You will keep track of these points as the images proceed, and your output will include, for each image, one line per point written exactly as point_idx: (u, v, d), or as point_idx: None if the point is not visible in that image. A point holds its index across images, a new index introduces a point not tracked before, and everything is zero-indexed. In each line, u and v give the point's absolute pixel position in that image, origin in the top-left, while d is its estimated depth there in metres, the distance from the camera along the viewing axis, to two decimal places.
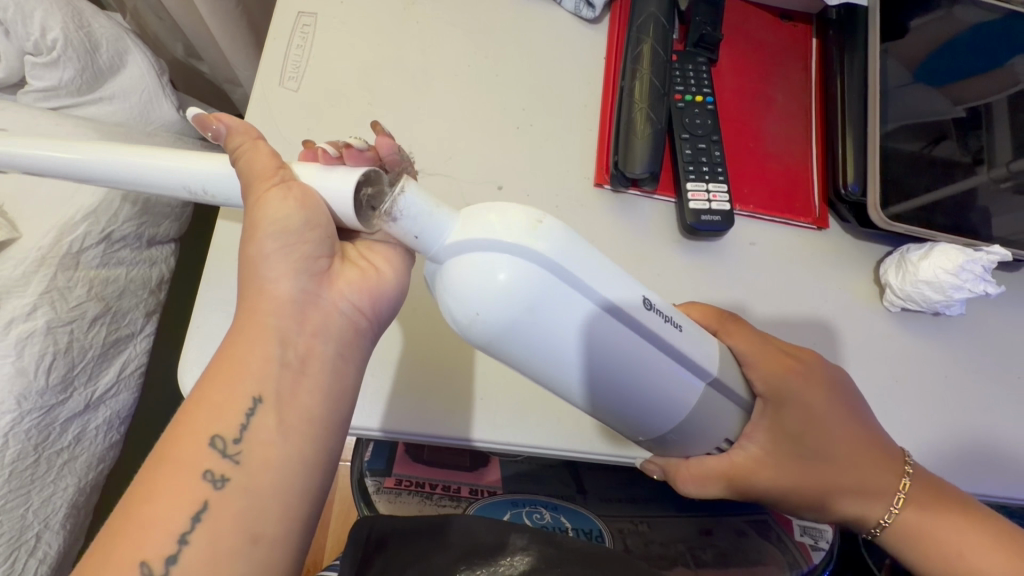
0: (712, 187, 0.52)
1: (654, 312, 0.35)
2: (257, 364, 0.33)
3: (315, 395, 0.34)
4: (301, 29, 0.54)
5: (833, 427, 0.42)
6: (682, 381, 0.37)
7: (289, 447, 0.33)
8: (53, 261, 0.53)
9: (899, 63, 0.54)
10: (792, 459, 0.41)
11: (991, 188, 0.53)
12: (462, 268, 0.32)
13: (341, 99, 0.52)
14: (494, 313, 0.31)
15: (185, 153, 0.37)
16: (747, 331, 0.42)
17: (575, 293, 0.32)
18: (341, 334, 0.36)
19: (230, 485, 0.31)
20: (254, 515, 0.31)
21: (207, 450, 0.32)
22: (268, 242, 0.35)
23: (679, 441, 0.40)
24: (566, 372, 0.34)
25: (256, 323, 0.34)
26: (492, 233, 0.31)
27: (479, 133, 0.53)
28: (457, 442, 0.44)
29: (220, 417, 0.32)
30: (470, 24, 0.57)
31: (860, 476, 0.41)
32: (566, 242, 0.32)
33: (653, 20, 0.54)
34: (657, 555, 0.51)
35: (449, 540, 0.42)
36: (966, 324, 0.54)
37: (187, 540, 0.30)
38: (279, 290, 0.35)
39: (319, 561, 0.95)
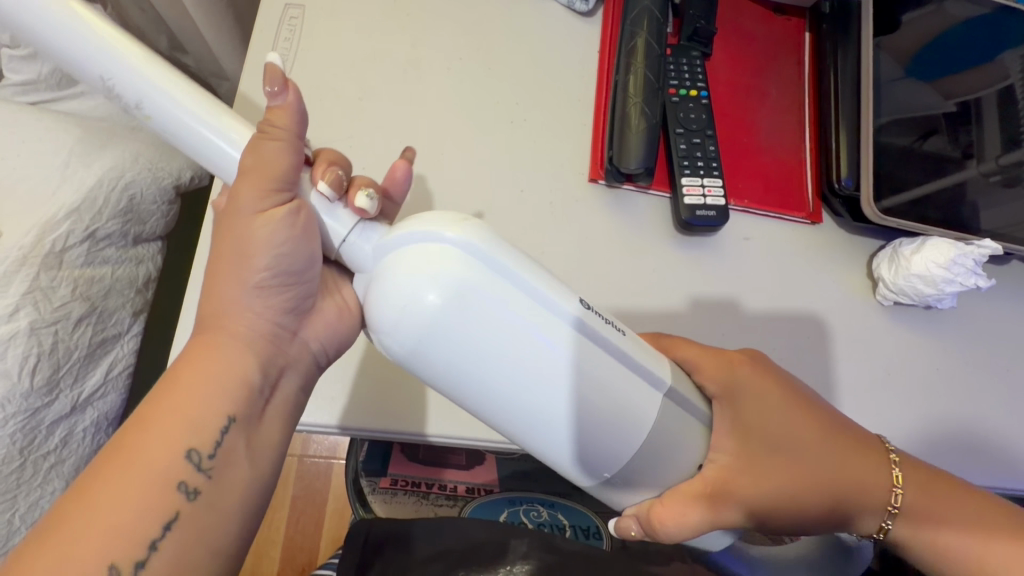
0: (707, 182, 0.51)
1: (594, 312, 0.35)
2: (236, 383, 0.34)
3: (280, 423, 0.36)
4: (288, 22, 0.53)
5: (797, 424, 0.38)
6: (676, 417, 0.37)
7: (254, 467, 0.34)
8: (35, 260, 0.52)
9: (891, 57, 0.54)
10: (763, 464, 0.37)
11: (980, 182, 0.54)
12: (391, 278, 0.33)
13: (330, 94, 0.51)
14: (418, 302, 0.31)
15: (147, 58, 0.32)
16: (684, 341, 0.42)
17: (501, 291, 0.32)
18: (304, 373, 0.38)
19: (202, 498, 0.32)
20: (219, 526, 0.33)
21: (183, 461, 0.32)
22: (265, 271, 0.35)
23: (648, 474, 0.38)
24: (493, 360, 0.32)
25: (232, 343, 0.34)
26: (416, 228, 0.33)
27: (473, 130, 0.52)
28: (410, 436, 0.44)
29: (195, 428, 0.32)
30: (461, 17, 0.56)
31: (842, 468, 0.38)
32: (484, 229, 0.33)
33: (647, 13, 0.53)
34: (653, 552, 0.51)
35: (450, 547, 0.42)
36: (957, 316, 0.55)
37: (156, 546, 0.30)
38: (261, 324, 0.35)
39: (313, 560, 0.95)
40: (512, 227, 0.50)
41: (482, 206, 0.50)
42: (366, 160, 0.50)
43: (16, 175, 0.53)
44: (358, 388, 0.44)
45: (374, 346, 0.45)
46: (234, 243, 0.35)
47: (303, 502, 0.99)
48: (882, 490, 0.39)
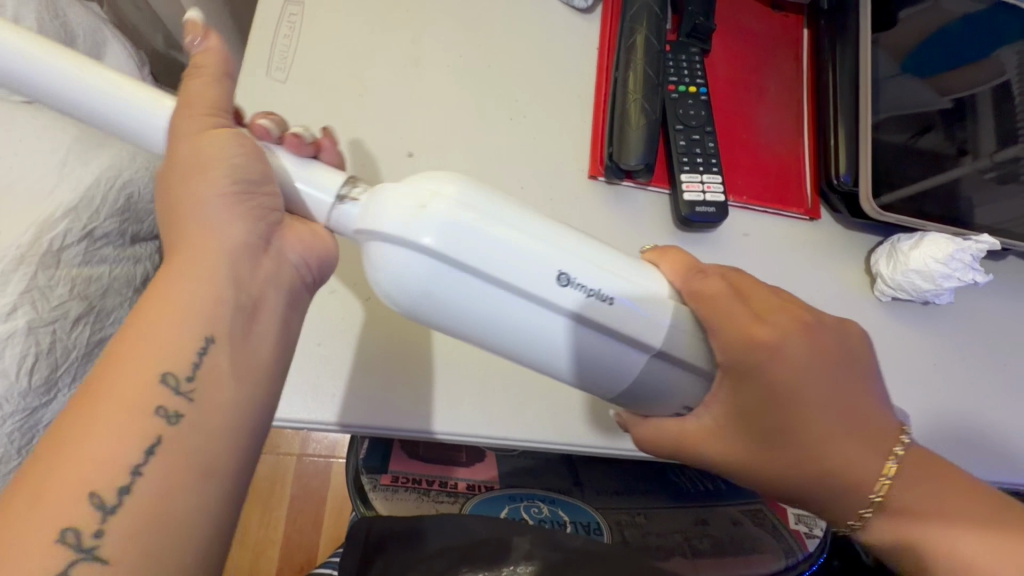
0: (707, 178, 0.51)
1: (577, 286, 0.33)
2: (209, 303, 0.33)
3: (270, 344, 0.36)
4: (287, 19, 0.53)
5: (804, 408, 0.34)
6: (662, 370, 0.36)
7: (239, 391, 0.33)
8: (33, 259, 0.51)
9: (889, 53, 0.54)
10: (750, 436, 0.35)
11: (976, 178, 0.54)
12: (373, 246, 0.34)
13: (329, 91, 0.51)
14: (395, 289, 0.33)
15: (142, 89, 0.36)
16: (714, 287, 0.36)
17: (466, 274, 0.32)
18: (289, 279, 0.37)
19: (184, 421, 0.31)
20: (207, 446, 0.31)
21: (158, 386, 0.31)
22: (222, 180, 0.35)
23: (638, 403, 0.38)
24: (470, 333, 0.34)
25: (204, 261, 0.34)
26: (389, 214, 0.32)
27: (472, 126, 0.52)
28: (419, 434, 0.44)
29: (167, 353, 0.32)
30: (460, 14, 0.55)
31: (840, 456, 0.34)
32: (453, 215, 0.31)
33: (646, 10, 0.53)
34: (654, 547, 0.50)
35: (451, 545, 0.42)
36: (954, 311, 0.55)
37: (140, 471, 0.30)
38: (231, 234, 0.35)
39: (311, 560, 0.95)
40: None
41: None
42: (364, 157, 0.50)
43: (13, 174, 0.53)
44: (359, 383, 0.44)
45: (374, 343, 0.45)
46: (182, 163, 0.35)
47: (301, 501, 0.98)
48: (862, 495, 0.35)
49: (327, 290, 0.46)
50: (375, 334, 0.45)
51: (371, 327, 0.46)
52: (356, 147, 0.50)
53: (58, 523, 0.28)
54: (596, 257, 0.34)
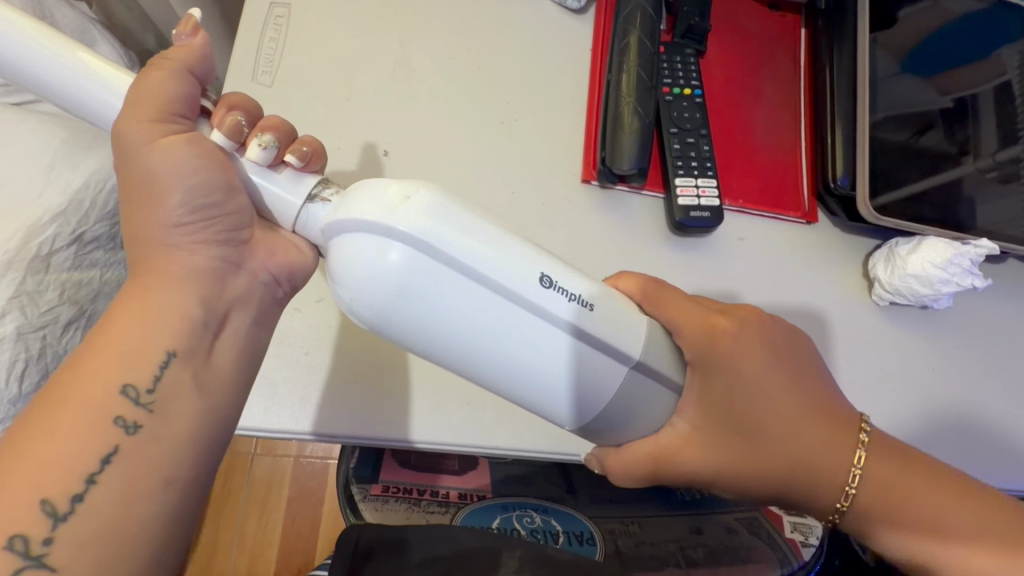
0: (701, 182, 0.51)
1: (558, 288, 0.33)
2: (173, 320, 0.34)
3: (232, 356, 0.36)
4: (274, 21, 0.52)
5: (768, 404, 0.35)
6: (637, 389, 0.36)
7: (202, 403, 0.34)
8: (21, 263, 0.51)
9: (887, 53, 0.53)
10: (726, 436, 0.36)
11: (976, 178, 0.53)
12: (343, 252, 0.32)
13: (317, 94, 0.50)
14: (371, 291, 0.31)
15: (100, 64, 0.33)
16: (674, 294, 0.38)
17: (449, 271, 0.31)
18: (259, 297, 0.38)
19: (143, 431, 0.32)
20: (167, 457, 0.32)
21: (119, 397, 0.32)
22: (183, 201, 0.34)
23: (609, 431, 0.37)
24: (447, 341, 0.32)
25: (167, 281, 0.34)
26: (368, 210, 0.32)
27: (463, 129, 0.52)
28: (398, 443, 0.43)
29: (130, 364, 0.32)
30: (451, 14, 0.55)
31: (807, 448, 0.35)
32: (437, 214, 0.31)
33: (640, 10, 0.52)
34: (648, 557, 0.50)
35: (439, 555, 0.42)
36: (953, 315, 0.54)
37: (94, 480, 0.30)
38: (195, 257, 0.35)
39: (308, 562, 0.95)
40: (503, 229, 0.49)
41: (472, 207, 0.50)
42: (352, 163, 0.49)
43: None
44: (348, 393, 0.44)
45: (362, 352, 0.45)
46: (143, 181, 0.34)
47: (298, 503, 0.98)
48: (841, 474, 0.36)
49: (316, 298, 0.46)
50: (364, 343, 0.45)
51: (360, 335, 0.45)
52: (344, 151, 0.49)
53: (9, 529, 0.28)
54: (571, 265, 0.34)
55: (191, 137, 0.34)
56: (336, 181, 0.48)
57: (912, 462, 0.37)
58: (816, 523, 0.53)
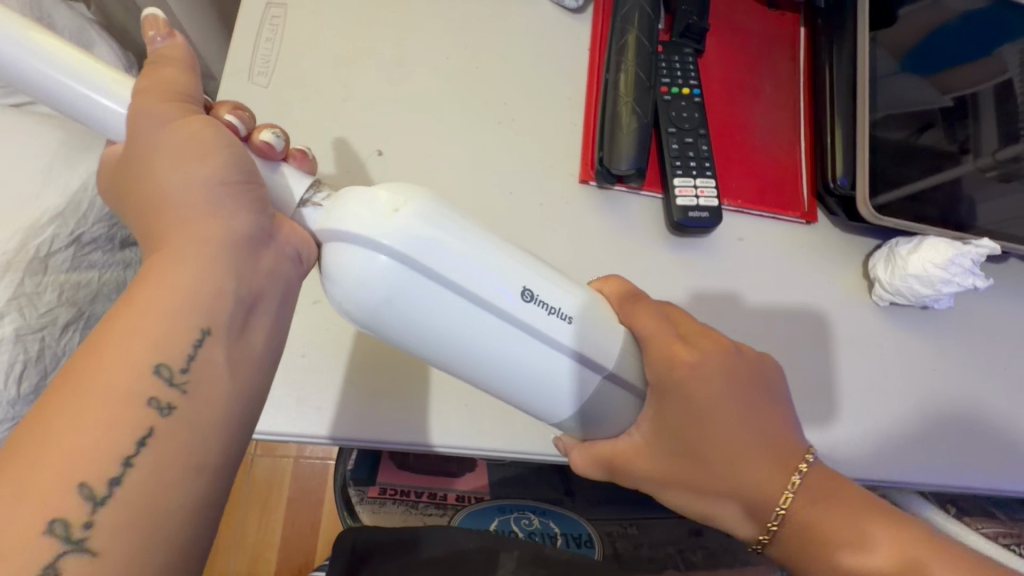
0: (700, 182, 0.50)
1: (538, 303, 0.32)
2: (207, 291, 0.30)
3: (265, 334, 0.33)
4: (270, 21, 0.52)
5: (718, 435, 0.34)
6: (607, 394, 0.35)
7: (233, 385, 0.31)
8: (20, 265, 0.50)
9: (887, 51, 0.53)
10: (678, 457, 0.35)
11: (976, 177, 0.53)
12: (333, 255, 0.32)
13: (314, 95, 0.50)
14: (352, 301, 0.31)
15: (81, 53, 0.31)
16: (646, 312, 0.36)
17: (427, 286, 0.30)
18: (290, 273, 0.34)
19: (179, 414, 0.29)
20: (200, 440, 0.29)
21: (152, 377, 0.28)
22: (217, 168, 0.32)
23: (575, 428, 0.37)
24: (419, 346, 0.32)
25: (199, 248, 0.31)
26: (350, 224, 0.31)
27: (462, 130, 0.51)
28: (419, 448, 0.43)
29: (165, 340, 0.29)
30: (448, 14, 0.54)
31: (750, 482, 0.34)
32: (419, 231, 0.30)
33: (638, 9, 0.52)
34: (646, 559, 0.50)
35: (436, 557, 0.42)
36: (953, 316, 0.54)
37: (130, 464, 0.27)
38: (235, 222, 0.32)
39: (308, 562, 0.94)
40: (501, 229, 0.49)
41: (470, 208, 0.49)
42: (348, 164, 0.49)
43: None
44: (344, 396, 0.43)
45: (359, 355, 0.44)
46: (170, 149, 0.32)
47: (298, 503, 0.98)
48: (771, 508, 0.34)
49: (312, 300, 0.46)
50: (361, 344, 0.45)
51: (357, 337, 0.45)
52: (341, 151, 0.49)
53: (45, 515, 0.25)
54: (559, 279, 0.34)
55: (209, 120, 0.33)
56: (328, 184, 0.47)
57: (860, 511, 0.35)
58: None
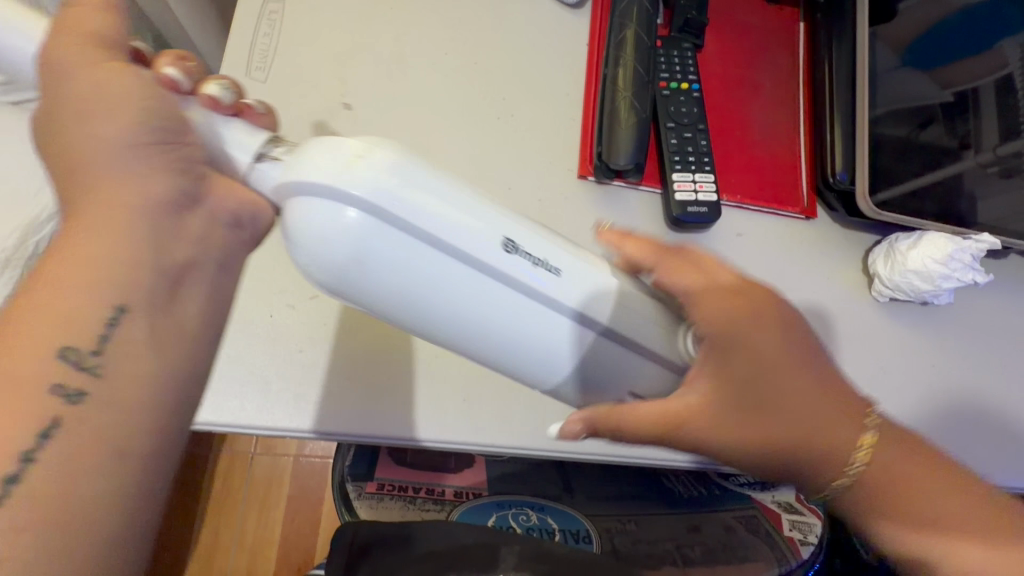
0: (699, 177, 0.50)
1: (521, 254, 0.31)
2: (116, 264, 0.29)
3: (196, 307, 0.32)
4: (268, 17, 0.51)
5: (785, 385, 0.32)
6: (613, 358, 0.34)
7: (156, 364, 0.30)
8: (19, 262, 0.51)
9: (888, 46, 0.52)
10: (744, 414, 0.32)
11: (977, 173, 0.53)
12: (295, 213, 0.29)
13: (311, 90, 0.50)
14: (322, 261, 0.29)
15: None
16: (691, 265, 0.35)
17: (404, 240, 0.28)
18: (221, 241, 0.33)
19: (90, 398, 0.28)
20: (122, 423, 0.28)
21: (57, 362, 0.28)
22: (126, 131, 0.30)
23: (576, 392, 0.36)
24: (399, 307, 0.30)
25: (107, 219, 0.29)
26: (315, 176, 0.29)
27: (460, 125, 0.51)
28: (404, 442, 0.43)
29: (68, 325, 0.28)
30: (446, 9, 0.54)
31: (821, 433, 0.32)
32: (390, 180, 0.28)
33: (636, 4, 0.52)
34: (645, 555, 0.50)
35: (437, 550, 0.42)
36: (954, 311, 0.54)
37: (34, 457, 0.27)
38: (146, 186, 0.30)
39: (308, 560, 0.94)
40: None
41: None
42: None
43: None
44: (342, 392, 0.43)
45: (358, 350, 0.44)
46: (81, 115, 0.30)
47: (298, 502, 0.98)
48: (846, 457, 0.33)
49: (311, 295, 0.45)
50: (359, 340, 0.45)
51: (356, 333, 0.45)
52: None
53: None
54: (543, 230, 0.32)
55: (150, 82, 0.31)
56: None
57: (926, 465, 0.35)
58: (816, 521, 0.55)
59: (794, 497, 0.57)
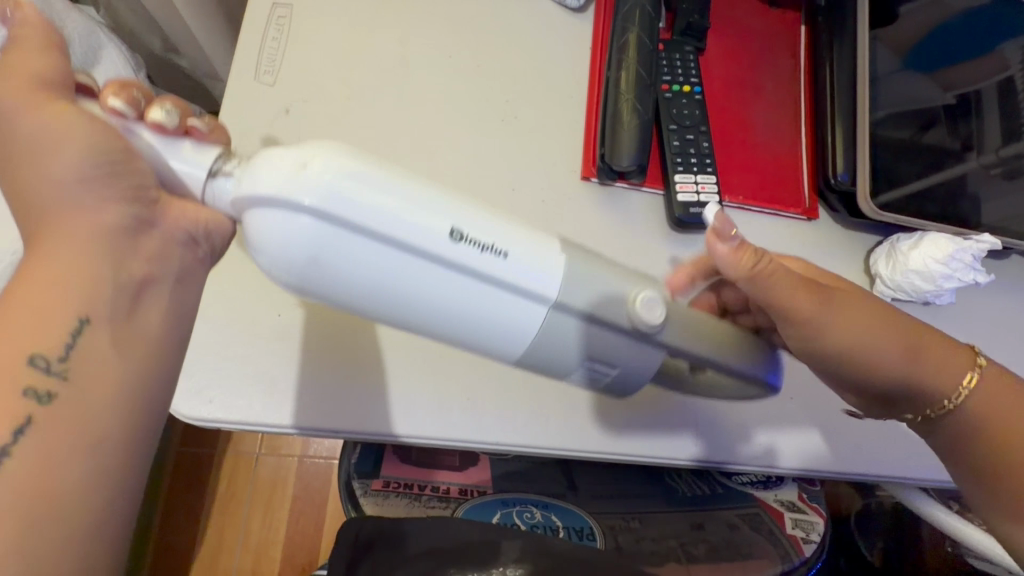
0: (701, 178, 0.51)
1: (468, 240, 0.30)
2: (80, 281, 0.31)
3: (159, 317, 0.34)
4: (276, 21, 0.52)
5: (872, 303, 0.41)
6: (563, 335, 0.34)
7: (124, 367, 0.32)
8: None
9: (889, 49, 0.53)
10: (858, 310, 0.40)
11: (980, 174, 0.53)
12: (255, 221, 0.30)
13: (319, 93, 0.51)
14: (280, 266, 0.30)
15: None
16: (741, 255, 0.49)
17: (353, 238, 0.29)
18: (180, 258, 0.34)
19: (57, 400, 0.30)
20: (88, 424, 0.31)
21: (27, 367, 0.30)
22: (74, 160, 0.30)
23: (535, 366, 0.36)
24: (363, 302, 0.31)
25: (71, 241, 0.31)
26: (256, 186, 0.29)
27: (464, 127, 0.52)
28: (383, 438, 0.44)
29: (36, 336, 0.30)
30: (453, 13, 0.55)
31: (920, 341, 0.40)
32: (327, 180, 0.28)
33: (639, 8, 0.53)
34: (648, 552, 0.50)
35: (437, 547, 0.43)
36: (956, 311, 0.54)
37: (7, 453, 0.29)
38: (103, 216, 0.31)
39: (311, 561, 0.95)
40: None
41: None
42: None
43: None
44: (350, 389, 0.44)
45: (365, 348, 0.45)
46: (30, 144, 0.31)
47: (302, 502, 0.99)
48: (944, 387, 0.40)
49: None
50: (367, 339, 0.45)
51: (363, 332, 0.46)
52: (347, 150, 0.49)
53: None
54: (489, 211, 0.32)
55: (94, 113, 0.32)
56: None
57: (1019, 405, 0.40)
58: (817, 520, 0.55)
59: (796, 496, 0.57)
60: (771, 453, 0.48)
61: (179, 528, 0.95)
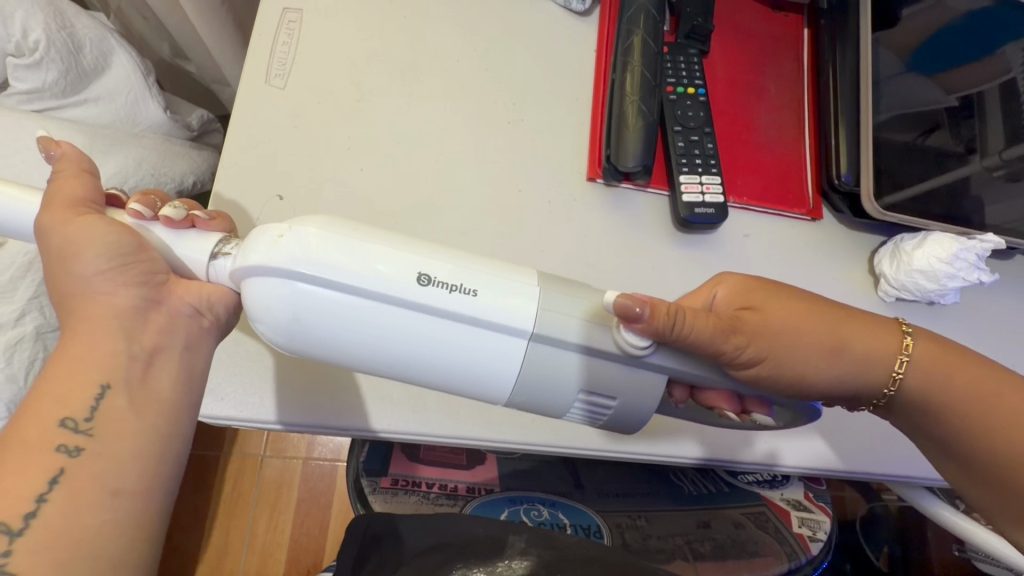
0: (706, 179, 0.51)
1: (435, 284, 0.32)
2: (102, 357, 0.34)
3: (171, 381, 0.36)
4: (286, 26, 0.53)
5: (796, 301, 0.41)
6: (553, 376, 0.35)
7: (145, 421, 0.35)
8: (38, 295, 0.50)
9: (891, 52, 0.53)
10: (785, 308, 0.40)
11: (983, 176, 0.53)
12: (250, 290, 0.34)
13: (327, 96, 0.52)
14: (271, 326, 0.33)
15: None
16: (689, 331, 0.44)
17: (330, 293, 0.32)
18: (186, 328, 0.37)
19: (85, 454, 0.33)
20: (112, 471, 0.33)
21: (58, 429, 0.33)
22: (93, 260, 0.35)
23: (531, 405, 0.37)
24: (347, 351, 0.34)
25: (95, 324, 0.35)
26: (249, 263, 0.33)
27: (470, 130, 0.53)
28: (360, 433, 0.44)
29: (66, 400, 0.33)
30: (459, 18, 0.56)
31: (850, 335, 0.40)
32: (305, 247, 0.32)
33: (643, 12, 0.53)
34: (655, 550, 0.50)
35: (446, 542, 0.43)
36: (960, 311, 0.54)
37: (45, 498, 0.31)
38: (117, 301, 0.35)
39: (318, 562, 0.95)
40: (512, 226, 0.50)
41: (481, 206, 0.51)
42: (362, 164, 0.50)
43: None
44: (354, 387, 0.44)
45: None
46: (53, 249, 0.35)
47: (307, 504, 0.99)
48: (883, 377, 0.40)
49: None
50: None
51: None
52: (355, 153, 0.50)
53: None
54: (457, 257, 0.34)
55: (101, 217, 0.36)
56: (349, 182, 0.49)
57: (990, 374, 0.40)
58: (824, 518, 0.56)
59: (802, 494, 0.58)
60: (772, 456, 0.48)
61: (186, 530, 0.96)
